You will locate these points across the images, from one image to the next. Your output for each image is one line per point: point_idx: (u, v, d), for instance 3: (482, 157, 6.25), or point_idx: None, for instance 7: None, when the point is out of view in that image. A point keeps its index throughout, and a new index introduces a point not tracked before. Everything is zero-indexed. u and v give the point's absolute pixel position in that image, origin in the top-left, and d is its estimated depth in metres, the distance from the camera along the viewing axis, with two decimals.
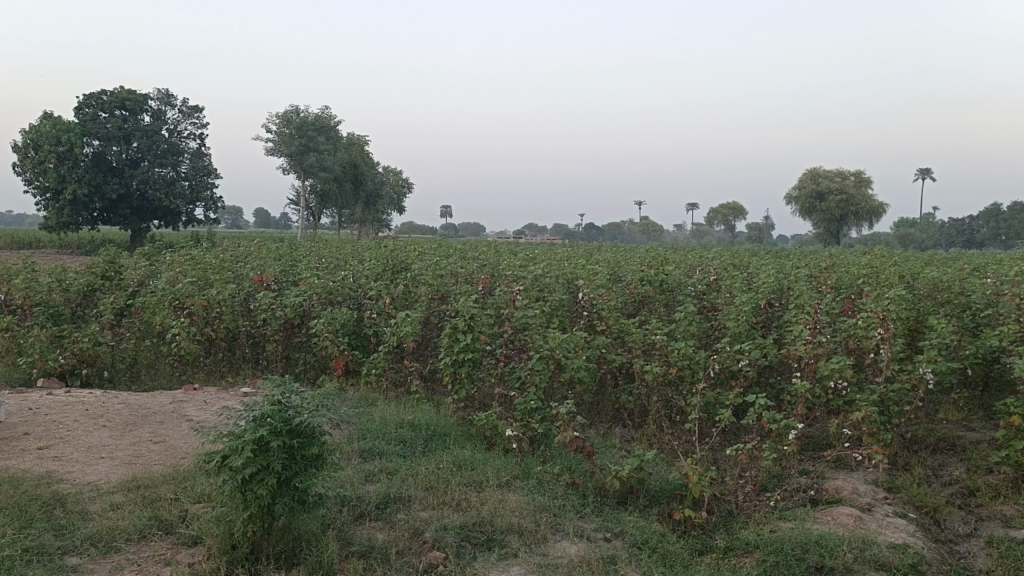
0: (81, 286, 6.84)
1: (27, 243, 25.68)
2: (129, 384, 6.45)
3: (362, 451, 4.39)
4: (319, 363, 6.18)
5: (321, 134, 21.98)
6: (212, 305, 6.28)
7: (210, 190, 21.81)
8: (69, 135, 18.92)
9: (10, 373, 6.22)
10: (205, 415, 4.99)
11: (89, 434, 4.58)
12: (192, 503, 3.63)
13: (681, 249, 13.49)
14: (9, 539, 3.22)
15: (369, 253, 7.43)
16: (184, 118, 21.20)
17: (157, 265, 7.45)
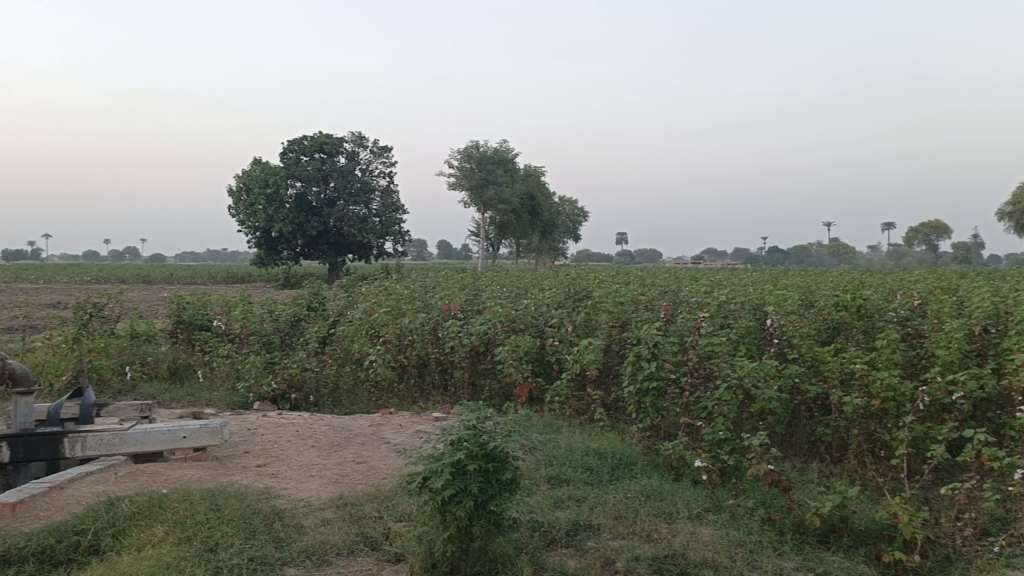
0: (288, 316, 7.44)
1: (239, 278, 28.36)
2: (331, 408, 6.92)
3: (550, 477, 4.44)
4: (504, 391, 6.33)
5: (501, 167, 22.74)
6: (405, 334, 6.65)
7: (400, 224, 22.81)
8: (276, 178, 20.80)
9: (230, 396, 6.87)
10: (402, 438, 5.26)
11: (301, 453, 4.95)
12: (395, 521, 3.83)
13: (881, 274, 12.59)
14: (237, 548, 3.54)
15: (550, 282, 7.54)
16: (375, 158, 22.62)
17: (354, 295, 7.93)
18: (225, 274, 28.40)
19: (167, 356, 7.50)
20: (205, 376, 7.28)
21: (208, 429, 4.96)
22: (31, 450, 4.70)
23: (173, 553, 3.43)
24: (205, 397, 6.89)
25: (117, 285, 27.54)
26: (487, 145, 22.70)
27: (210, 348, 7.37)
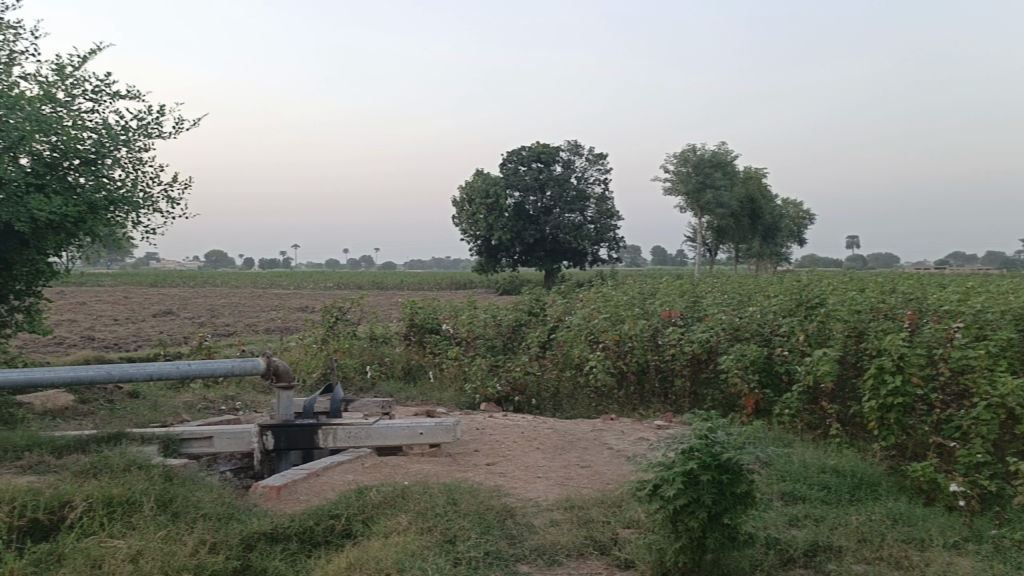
0: (510, 321, 7.59)
1: (461, 284, 29.89)
2: (553, 411, 7.09)
3: (783, 493, 4.26)
4: (727, 401, 6.16)
5: (720, 169, 22.11)
6: (625, 340, 6.63)
7: (614, 231, 22.83)
8: (495, 188, 21.74)
9: (458, 396, 7.28)
10: (624, 444, 5.27)
11: (528, 455, 5.11)
12: (624, 527, 3.84)
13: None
14: (474, 542, 3.71)
15: (777, 288, 7.21)
16: (591, 165, 22.86)
17: (573, 300, 7.69)
18: (449, 280, 30.03)
19: (402, 356, 8.04)
20: (435, 377, 7.74)
21: (443, 426, 5.28)
22: (291, 439, 5.22)
23: (416, 542, 3.67)
24: (436, 396, 7.33)
25: (357, 290, 30.21)
26: (705, 148, 22.20)
27: (440, 350, 7.82)
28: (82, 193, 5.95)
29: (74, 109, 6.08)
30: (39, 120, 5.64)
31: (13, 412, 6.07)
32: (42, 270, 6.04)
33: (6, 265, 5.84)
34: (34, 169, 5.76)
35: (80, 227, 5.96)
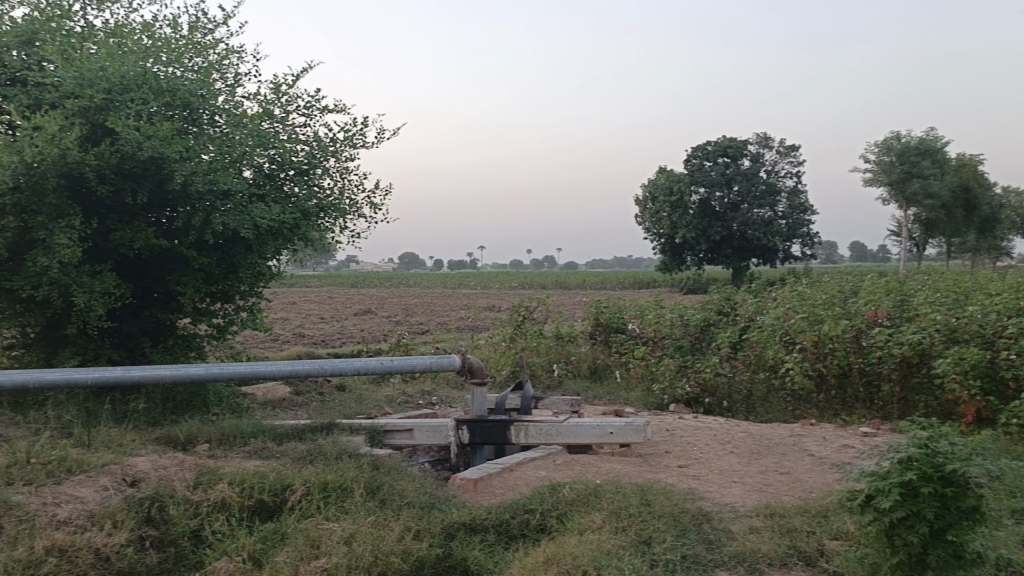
0: (698, 321, 7.35)
1: (645, 283, 29.66)
2: (746, 415, 6.88)
3: (1014, 511, 3.87)
4: (943, 408, 5.75)
5: (927, 158, 20.38)
6: (824, 341, 6.28)
7: (808, 226, 21.67)
8: (680, 186, 21.54)
9: (646, 397, 7.25)
10: (827, 451, 5.01)
11: (722, 458, 4.97)
12: (830, 539, 3.65)
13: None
14: (670, 545, 3.67)
15: (1000, 286, 6.56)
16: (781, 158, 21.87)
17: (765, 299, 7.34)
18: (632, 280, 29.89)
19: (588, 356, 8.09)
20: (622, 377, 7.74)
21: (633, 426, 5.24)
22: (485, 434, 5.39)
23: (612, 541, 3.67)
24: (623, 397, 7.34)
25: (541, 289, 30.84)
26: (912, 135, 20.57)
27: (626, 350, 7.79)
28: (296, 201, 6.49)
29: (288, 124, 6.61)
30: (260, 136, 6.21)
31: (239, 402, 6.70)
32: (263, 273, 6.58)
33: (234, 268, 6.45)
34: (256, 180, 6.36)
35: (295, 232, 6.48)
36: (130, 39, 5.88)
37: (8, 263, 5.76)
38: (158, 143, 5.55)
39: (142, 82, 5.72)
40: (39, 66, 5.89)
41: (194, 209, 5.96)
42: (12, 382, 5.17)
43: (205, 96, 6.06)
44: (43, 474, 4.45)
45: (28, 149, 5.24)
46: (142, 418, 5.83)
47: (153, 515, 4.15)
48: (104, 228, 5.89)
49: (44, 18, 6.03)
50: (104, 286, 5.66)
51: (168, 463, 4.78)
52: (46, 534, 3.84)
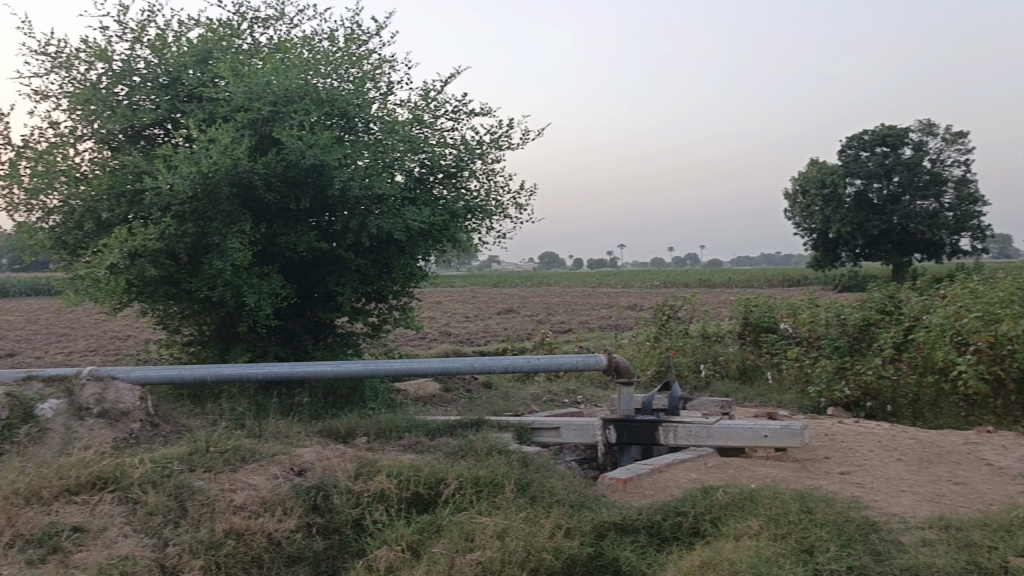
0: (856, 321, 6.90)
1: (795, 281, 28.54)
2: (912, 420, 6.43)
3: None
4: None
5: None
6: (1002, 342, 5.93)
7: (977, 218, 20.19)
8: (834, 177, 20.53)
9: (801, 400, 6.99)
10: (1007, 461, 4.64)
11: (888, 465, 4.69)
12: (1016, 556, 3.37)
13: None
14: (834, 554, 3.50)
15: None
16: (947, 146, 20.45)
17: (934, 299, 6.81)
18: (781, 277, 28.82)
19: (737, 356, 7.89)
20: (775, 378, 7.50)
21: (789, 430, 5.01)
22: (634, 434, 5.36)
23: (771, 548, 3.55)
24: (776, 399, 7.11)
25: (684, 287, 30.31)
26: None
27: (778, 350, 7.53)
28: (445, 203, 6.69)
29: (437, 128, 6.82)
30: (411, 141, 6.44)
31: (393, 397, 6.98)
32: (414, 273, 6.82)
33: (387, 269, 6.74)
34: (407, 184, 6.62)
35: (444, 234, 6.73)
36: (292, 54, 6.24)
37: (187, 266, 6.25)
38: (319, 150, 5.85)
39: (303, 94, 6.04)
40: (213, 83, 6.35)
41: (352, 213, 6.26)
42: (193, 376, 5.61)
43: (360, 105, 6.35)
44: (221, 461, 4.80)
45: (204, 161, 5.62)
46: (306, 411, 6.18)
47: (319, 503, 4.37)
48: (270, 232, 6.29)
49: (217, 37, 6.49)
50: (270, 287, 6.04)
51: (331, 454, 5.04)
52: (225, 517, 4.13)
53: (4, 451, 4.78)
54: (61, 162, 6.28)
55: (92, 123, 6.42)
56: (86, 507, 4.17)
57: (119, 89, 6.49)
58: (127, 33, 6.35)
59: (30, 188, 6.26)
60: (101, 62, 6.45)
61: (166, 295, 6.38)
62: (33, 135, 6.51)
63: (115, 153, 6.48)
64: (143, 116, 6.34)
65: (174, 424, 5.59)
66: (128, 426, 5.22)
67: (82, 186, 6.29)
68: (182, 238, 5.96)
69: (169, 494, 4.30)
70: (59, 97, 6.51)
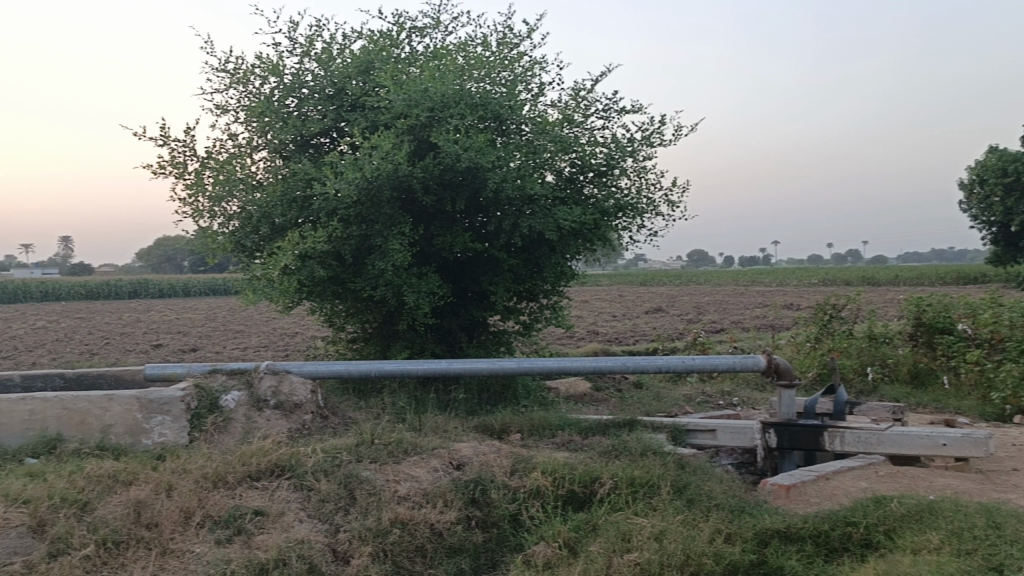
0: None
1: (970, 278, 26.49)
2: None
3: None
4: None
5: None
6: None
7: None
8: (1016, 165, 18.96)
9: (983, 407, 6.49)
10: None
11: None
12: None
13: None
14: None
15: None
16: None
17: None
18: (953, 275, 26.84)
19: (908, 359, 7.42)
20: (952, 383, 7.01)
21: (972, 439, 4.75)
22: (796, 439, 5.12)
23: (955, 564, 3.31)
24: (953, 405, 6.65)
25: (844, 285, 28.84)
26: None
27: (955, 353, 7.04)
28: (595, 202, 6.71)
29: (588, 127, 6.82)
30: (562, 141, 6.49)
31: (545, 395, 7.07)
32: (565, 272, 6.87)
33: (539, 268, 6.82)
34: (558, 184, 6.68)
35: (595, 233, 6.72)
36: (448, 60, 6.43)
37: (352, 267, 6.60)
38: (474, 153, 5.99)
39: (459, 99, 6.21)
40: (374, 91, 6.65)
41: (505, 214, 6.38)
42: (358, 372, 5.90)
43: (513, 107, 6.46)
44: (385, 453, 5.02)
45: (367, 166, 5.89)
46: (461, 407, 6.37)
47: (477, 497, 4.48)
48: (428, 234, 6.53)
49: (377, 48, 6.80)
50: (428, 286, 6.27)
51: (487, 450, 5.16)
52: (390, 507, 4.31)
53: (194, 437, 5.22)
54: (240, 171, 6.77)
55: (266, 134, 6.88)
56: (266, 492, 4.48)
57: (290, 101, 6.93)
58: (297, 48, 6.76)
59: (213, 196, 6.79)
60: (274, 77, 6.90)
61: (332, 294, 6.76)
62: (215, 147, 7.06)
63: (286, 161, 6.91)
64: (312, 126, 6.74)
65: (341, 416, 5.90)
66: (300, 418, 5.56)
67: (258, 193, 6.76)
68: (348, 241, 6.32)
69: (339, 482, 4.54)
70: (237, 110, 7.02)
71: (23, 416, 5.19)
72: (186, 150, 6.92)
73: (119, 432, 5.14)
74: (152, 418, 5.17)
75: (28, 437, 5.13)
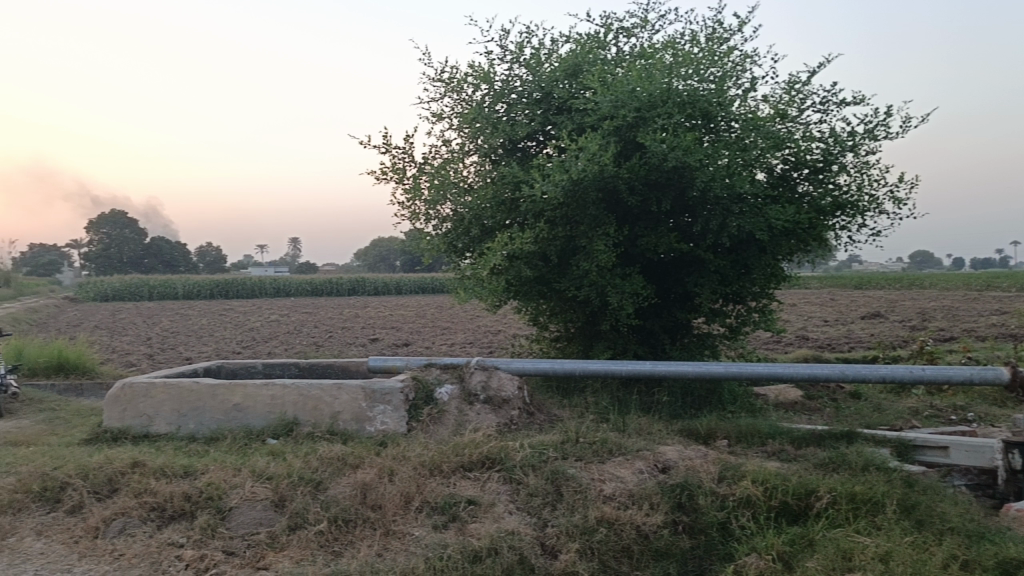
0: None
1: None
2: None
3: None
4: None
5: None
6: None
7: None
8: None
9: None
10: None
11: None
12: None
13: None
14: None
15: None
16: None
17: None
18: None
19: None
20: None
21: None
22: None
23: None
24: None
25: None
26: None
27: None
28: (810, 200, 6.40)
29: (803, 122, 6.52)
30: (774, 138, 6.24)
31: (753, 402, 6.82)
32: (776, 274, 6.61)
33: (747, 269, 6.60)
34: (769, 182, 6.43)
35: (809, 233, 6.42)
36: (655, 59, 6.37)
37: (557, 267, 6.72)
38: (682, 152, 5.88)
39: (666, 98, 6.13)
40: (581, 94, 6.74)
41: (712, 213, 6.19)
42: (563, 370, 5.99)
43: (722, 104, 6.28)
44: (590, 452, 5.07)
45: (574, 167, 5.89)
46: (665, 410, 6.30)
47: (684, 502, 4.41)
48: (633, 234, 6.52)
49: (584, 51, 6.88)
50: (633, 287, 6.24)
51: (693, 455, 5.07)
52: (597, 505, 4.33)
53: (411, 427, 5.55)
54: (453, 175, 7.09)
55: (476, 139, 7.18)
56: (477, 483, 4.67)
57: (499, 107, 7.18)
58: (507, 56, 6.99)
59: (428, 200, 7.17)
60: (485, 84, 7.18)
61: (538, 293, 6.93)
62: (431, 153, 7.46)
63: (495, 165, 7.16)
64: (521, 130, 6.94)
65: (546, 414, 6.04)
66: (508, 413, 5.74)
67: (469, 196, 7.04)
68: (554, 242, 6.44)
69: (546, 478, 4.64)
70: (451, 117, 7.38)
71: (266, 400, 5.73)
72: (405, 157, 7.37)
73: (347, 419, 5.58)
74: (375, 407, 5.57)
75: (270, 419, 5.68)
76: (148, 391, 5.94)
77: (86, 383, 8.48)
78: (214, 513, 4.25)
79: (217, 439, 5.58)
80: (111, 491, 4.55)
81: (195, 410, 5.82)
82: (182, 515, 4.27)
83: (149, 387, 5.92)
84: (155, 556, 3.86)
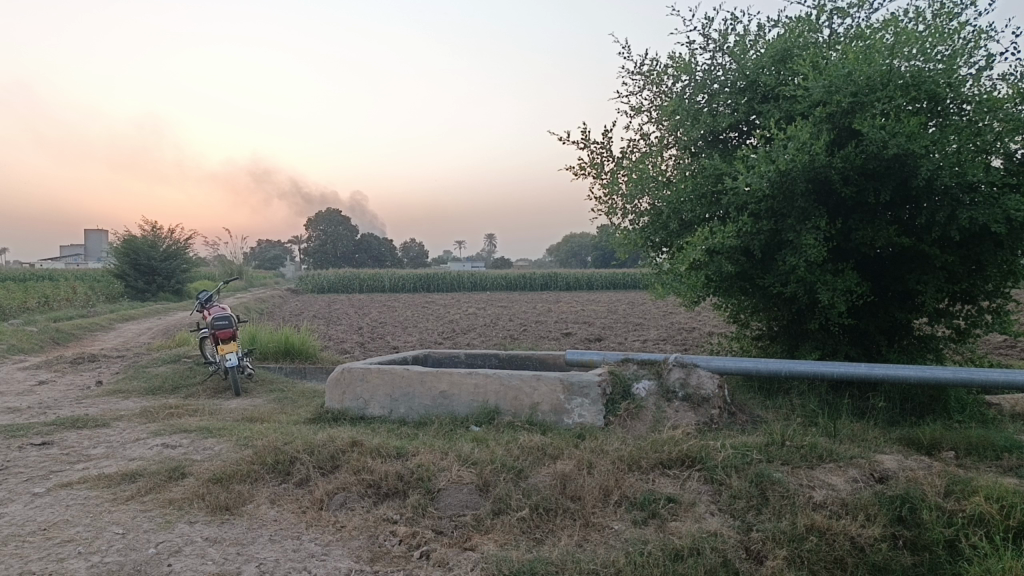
0: None
1: None
2: None
3: None
4: None
5: None
6: None
7: None
8: None
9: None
10: None
11: None
12: None
13: None
14: None
15: None
16: None
17: None
18: None
19: None
20: None
21: None
22: None
23: None
24: None
25: None
26: None
27: None
28: None
29: None
30: (1015, 120, 5.63)
31: (985, 411, 6.23)
32: (1014, 270, 5.96)
33: (980, 266, 6.02)
34: (1008, 169, 5.78)
35: None
36: (874, 40, 5.97)
37: (761, 263, 6.48)
38: (904, 139, 5.42)
39: (888, 80, 5.69)
40: (791, 80, 6.42)
41: (940, 205, 5.73)
42: (768, 370, 5.73)
43: (952, 84, 5.77)
44: (798, 456, 4.84)
45: (783, 159, 5.59)
46: (882, 416, 5.89)
47: (905, 515, 4.09)
48: (846, 228, 6.16)
49: (794, 35, 6.54)
50: (845, 284, 5.86)
51: (915, 465, 4.69)
52: (806, 513, 4.09)
53: (610, 421, 5.57)
54: (651, 169, 6.99)
55: (678, 131, 7.09)
56: (677, 481, 4.59)
57: (701, 97, 7.01)
58: (710, 45, 6.81)
59: (627, 194, 7.13)
60: (686, 75, 7.04)
61: (740, 289, 6.70)
62: (630, 147, 7.43)
63: (695, 157, 7.03)
64: (723, 121, 6.75)
65: (749, 414, 5.84)
66: (709, 411, 5.59)
67: (667, 189, 6.89)
68: (757, 236, 6.18)
69: (750, 480, 4.48)
70: (650, 111, 7.32)
71: (469, 388, 5.96)
72: (604, 152, 7.39)
73: (546, 410, 5.69)
74: (574, 400, 5.63)
75: (473, 407, 5.91)
76: (363, 376, 6.36)
77: (310, 368, 9.23)
78: (424, 493, 4.49)
79: (425, 423, 5.89)
80: (333, 467, 4.92)
81: (406, 395, 6.16)
82: (395, 494, 4.53)
83: (365, 371, 6.34)
84: (372, 530, 4.12)
